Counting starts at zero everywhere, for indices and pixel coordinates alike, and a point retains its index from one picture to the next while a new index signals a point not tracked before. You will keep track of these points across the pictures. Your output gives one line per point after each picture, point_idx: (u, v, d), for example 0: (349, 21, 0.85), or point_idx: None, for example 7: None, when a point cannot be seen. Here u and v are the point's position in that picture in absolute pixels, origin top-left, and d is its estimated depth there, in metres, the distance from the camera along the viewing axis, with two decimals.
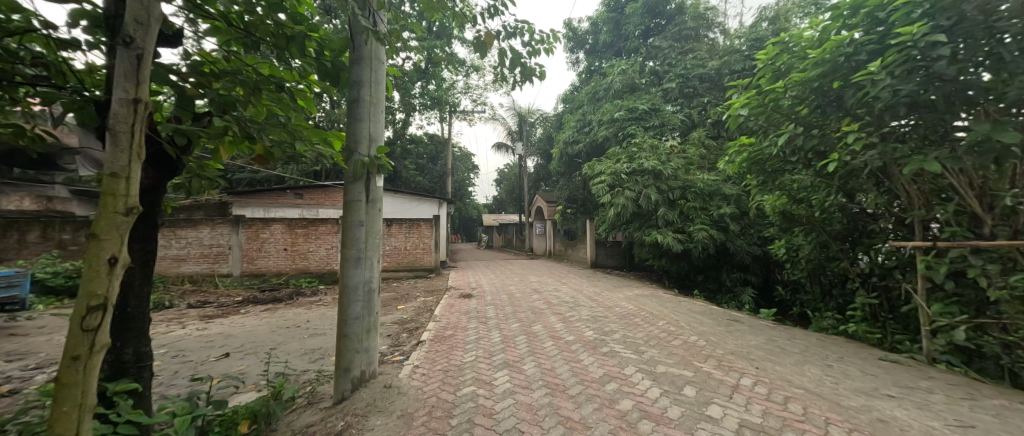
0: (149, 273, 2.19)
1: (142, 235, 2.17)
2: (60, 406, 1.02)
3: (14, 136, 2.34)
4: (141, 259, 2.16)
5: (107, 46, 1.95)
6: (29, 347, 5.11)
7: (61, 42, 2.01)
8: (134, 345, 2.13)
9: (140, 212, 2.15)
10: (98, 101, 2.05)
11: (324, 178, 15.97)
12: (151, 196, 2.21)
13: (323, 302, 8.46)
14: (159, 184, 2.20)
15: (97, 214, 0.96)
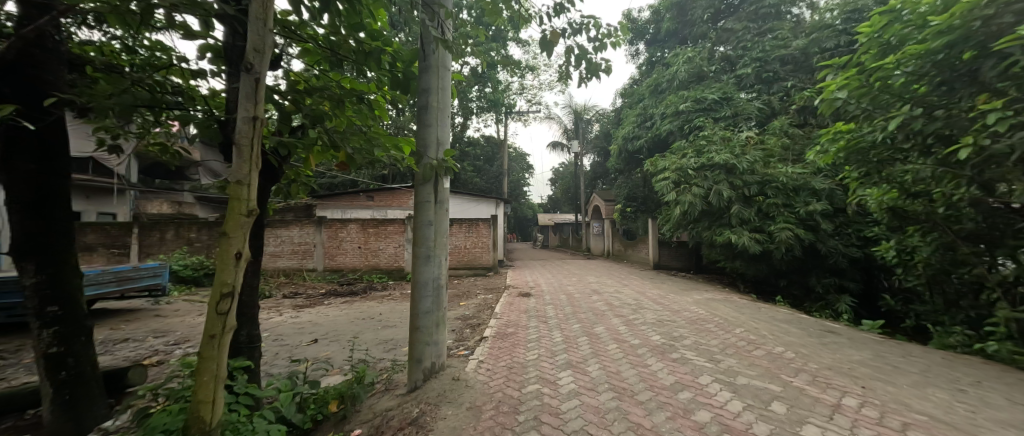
0: (258, 266, 2.53)
1: (253, 233, 2.54)
2: (202, 376, 1.23)
3: (159, 152, 2.87)
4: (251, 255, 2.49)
5: (227, 74, 2.31)
6: (168, 326, 6.23)
7: (191, 72, 2.42)
8: (248, 329, 2.49)
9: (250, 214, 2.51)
10: (220, 120, 2.44)
11: (391, 181, 17.20)
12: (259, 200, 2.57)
13: (392, 296, 9.11)
14: (265, 190, 2.56)
15: (228, 216, 1.14)
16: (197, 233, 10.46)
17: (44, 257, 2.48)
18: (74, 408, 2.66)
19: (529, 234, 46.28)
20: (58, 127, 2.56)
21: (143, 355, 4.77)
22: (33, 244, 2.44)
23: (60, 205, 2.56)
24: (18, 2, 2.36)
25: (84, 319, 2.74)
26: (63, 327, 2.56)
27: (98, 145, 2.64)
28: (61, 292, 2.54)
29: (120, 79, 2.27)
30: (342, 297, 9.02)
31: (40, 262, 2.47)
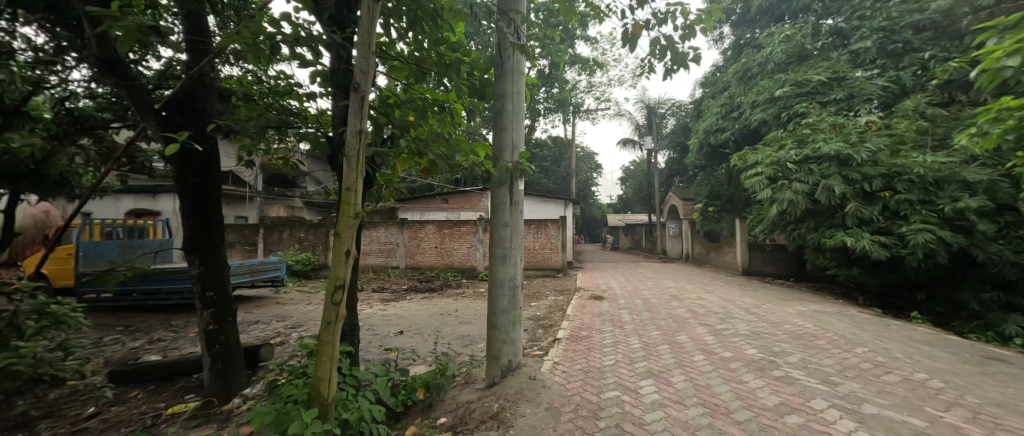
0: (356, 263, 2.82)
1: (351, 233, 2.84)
2: (321, 357, 1.42)
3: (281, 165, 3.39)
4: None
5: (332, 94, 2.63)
6: (286, 313, 7.33)
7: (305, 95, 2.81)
8: (350, 318, 2.81)
9: None
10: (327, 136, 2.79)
11: (463, 185, 18.08)
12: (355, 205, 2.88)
13: (466, 294, 9.55)
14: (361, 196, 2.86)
15: (340, 218, 1.31)
16: (305, 233, 12.07)
17: (204, 253, 3.11)
18: (224, 375, 3.30)
19: (597, 236, 44.90)
20: (213, 147, 3.19)
21: (268, 336, 5.67)
22: (198, 242, 3.09)
23: (214, 210, 3.18)
24: (187, 49, 3.02)
25: (232, 304, 3.36)
26: (217, 308, 3.19)
27: (238, 160, 3.21)
28: (215, 280, 3.17)
29: (256, 105, 2.74)
30: (422, 293, 9.73)
31: (201, 256, 3.10)
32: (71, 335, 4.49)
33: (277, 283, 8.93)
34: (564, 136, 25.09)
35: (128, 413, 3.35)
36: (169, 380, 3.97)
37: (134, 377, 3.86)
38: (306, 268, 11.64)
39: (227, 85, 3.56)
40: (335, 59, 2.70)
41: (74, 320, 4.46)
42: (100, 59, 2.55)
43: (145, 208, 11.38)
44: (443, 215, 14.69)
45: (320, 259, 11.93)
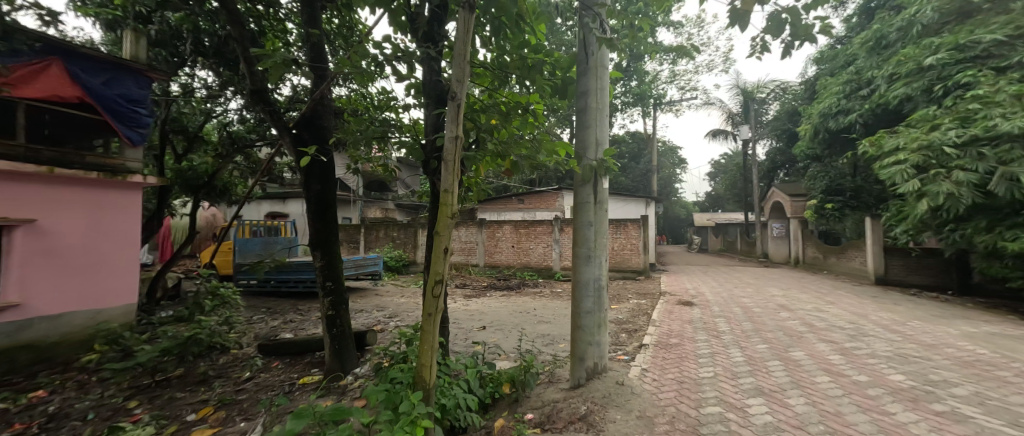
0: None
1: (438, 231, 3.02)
2: (423, 346, 1.56)
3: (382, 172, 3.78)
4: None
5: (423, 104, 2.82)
6: (384, 303, 8.22)
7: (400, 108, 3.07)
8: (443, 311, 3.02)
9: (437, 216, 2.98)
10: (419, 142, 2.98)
11: (538, 185, 18.18)
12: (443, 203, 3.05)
13: (543, 293, 9.57)
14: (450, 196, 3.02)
15: (439, 218, 1.42)
16: (397, 232, 13.31)
17: (324, 248, 3.65)
18: (340, 354, 3.83)
19: (683, 236, 41.37)
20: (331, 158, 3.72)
21: (371, 324, 6.40)
22: (320, 239, 3.63)
23: (332, 212, 3.71)
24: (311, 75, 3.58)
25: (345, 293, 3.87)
26: (335, 296, 3.73)
27: (348, 168, 3.70)
28: (333, 272, 3.69)
29: (362, 120, 3.12)
30: (501, 290, 10.03)
31: (322, 251, 3.64)
32: (233, 313, 5.63)
33: (376, 277, 10.03)
34: (645, 130, 23.58)
35: (273, 379, 4.08)
36: (300, 355, 4.73)
37: (276, 351, 4.68)
38: (399, 264, 12.86)
39: (341, 104, 4.13)
40: (427, 73, 2.93)
41: (234, 301, 5.59)
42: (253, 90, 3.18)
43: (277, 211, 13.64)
44: (519, 214, 14.96)
45: (410, 256, 13.10)
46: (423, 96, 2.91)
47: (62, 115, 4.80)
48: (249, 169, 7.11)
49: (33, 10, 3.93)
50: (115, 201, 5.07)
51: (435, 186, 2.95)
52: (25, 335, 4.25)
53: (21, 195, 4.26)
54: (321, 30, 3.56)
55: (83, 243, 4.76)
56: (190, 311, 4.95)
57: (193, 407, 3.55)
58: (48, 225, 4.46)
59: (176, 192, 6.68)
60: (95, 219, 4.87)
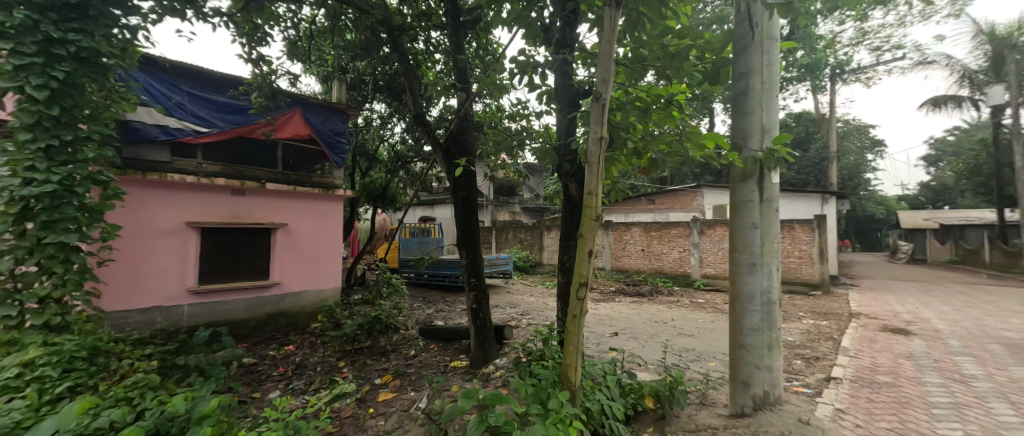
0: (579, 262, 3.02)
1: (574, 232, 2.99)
2: (568, 346, 1.59)
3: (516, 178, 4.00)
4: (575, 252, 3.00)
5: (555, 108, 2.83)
6: (516, 301, 8.73)
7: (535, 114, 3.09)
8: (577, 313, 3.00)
9: (572, 217, 2.96)
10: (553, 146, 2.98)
11: (670, 182, 16.53)
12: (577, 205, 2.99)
13: (681, 303, 8.59)
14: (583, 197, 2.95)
15: (582, 220, 1.44)
16: (525, 234, 13.94)
17: (469, 248, 4.09)
18: (483, 344, 4.23)
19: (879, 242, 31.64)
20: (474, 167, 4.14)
21: (507, 319, 6.87)
22: (466, 239, 4.09)
23: (475, 216, 4.13)
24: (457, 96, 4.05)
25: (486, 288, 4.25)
26: (478, 291, 4.14)
27: (487, 177, 4.06)
28: (476, 270, 4.11)
29: (499, 130, 3.34)
30: (631, 296, 9.44)
31: (468, 250, 4.09)
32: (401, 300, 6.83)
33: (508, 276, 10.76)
34: (816, 107, 18.93)
35: (431, 359, 4.78)
36: (450, 341, 5.41)
37: (432, 335, 5.47)
38: (528, 264, 13.47)
39: (480, 118, 4.59)
40: (559, 79, 3.00)
41: (401, 290, 6.79)
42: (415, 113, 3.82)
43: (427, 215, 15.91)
44: (649, 216, 13.84)
45: (537, 257, 13.56)
46: (555, 102, 2.97)
47: (297, 149, 6.62)
48: (409, 181, 8.54)
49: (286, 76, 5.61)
50: (330, 210, 6.75)
51: (566, 188, 2.97)
52: (281, 305, 6.07)
53: (280, 206, 6.08)
54: (466, 56, 4.06)
55: (311, 241, 6.49)
56: (373, 296, 6.23)
57: (378, 373, 4.43)
58: (294, 228, 6.25)
59: (362, 201, 8.51)
60: (318, 223, 6.59)
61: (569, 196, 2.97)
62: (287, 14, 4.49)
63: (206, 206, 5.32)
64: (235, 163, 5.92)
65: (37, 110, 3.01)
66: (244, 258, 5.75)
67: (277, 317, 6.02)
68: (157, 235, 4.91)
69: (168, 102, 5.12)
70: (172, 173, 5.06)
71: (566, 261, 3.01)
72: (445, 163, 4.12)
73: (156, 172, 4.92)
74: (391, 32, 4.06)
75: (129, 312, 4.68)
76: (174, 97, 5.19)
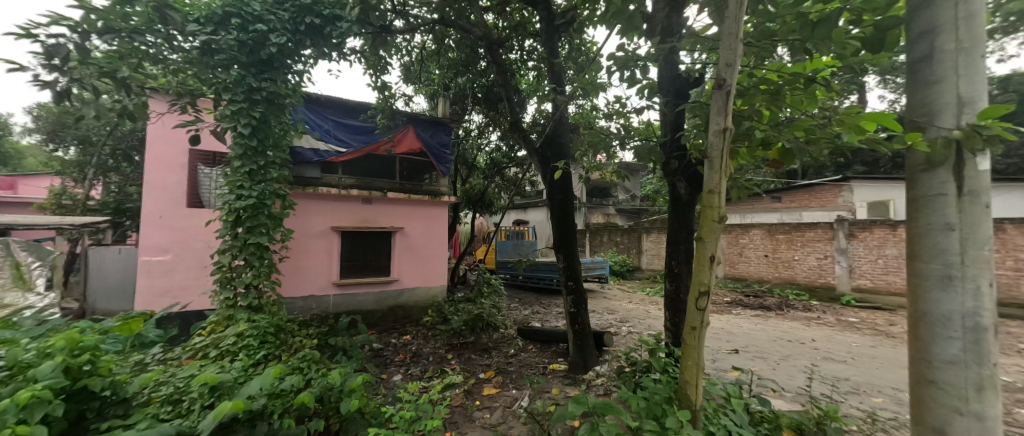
0: (692, 269, 2.74)
1: (684, 236, 2.72)
2: (686, 360, 1.45)
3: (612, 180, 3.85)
4: (686, 257, 2.72)
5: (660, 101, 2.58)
6: (614, 307, 8.35)
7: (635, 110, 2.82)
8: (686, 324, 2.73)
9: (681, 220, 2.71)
10: (660, 144, 2.73)
11: (802, 177, 13.98)
12: (686, 207, 2.70)
13: (823, 320, 7.15)
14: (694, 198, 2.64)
15: (700, 222, 1.31)
16: (621, 237, 13.25)
17: (566, 251, 4.06)
18: (583, 350, 4.14)
19: None
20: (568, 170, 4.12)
21: (606, 325, 6.62)
22: (562, 242, 4.07)
23: (571, 219, 4.10)
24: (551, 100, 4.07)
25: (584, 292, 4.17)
26: (576, 295, 4.09)
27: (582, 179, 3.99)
28: (574, 273, 4.07)
29: (596, 131, 3.23)
30: (752, 309, 8.20)
31: (564, 253, 4.07)
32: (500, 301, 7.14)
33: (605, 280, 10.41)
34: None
35: (530, 360, 4.86)
36: (548, 343, 5.43)
37: (530, 336, 5.57)
38: (627, 269, 12.77)
39: (575, 119, 4.55)
40: (663, 70, 2.80)
41: (500, 291, 7.11)
42: (511, 122, 4.02)
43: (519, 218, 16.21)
44: (775, 216, 11.60)
45: (635, 261, 12.77)
46: (659, 94, 2.76)
47: (410, 162, 7.41)
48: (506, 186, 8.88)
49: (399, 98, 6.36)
50: (438, 215, 7.43)
51: (673, 187, 2.73)
52: (399, 299, 6.88)
53: (399, 212, 6.94)
54: (561, 59, 4.10)
55: (423, 243, 7.23)
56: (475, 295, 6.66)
57: (482, 368, 4.68)
58: (409, 231, 7.05)
59: (464, 207, 9.15)
60: (429, 227, 7.32)
61: (677, 196, 2.71)
62: (403, 43, 5.12)
63: (345, 213, 6.37)
64: (365, 176, 6.94)
65: (244, 142, 4.21)
66: (372, 257, 6.70)
67: (397, 310, 6.84)
68: (312, 238, 6.06)
69: (319, 131, 6.28)
70: (322, 186, 6.19)
71: (674, 267, 2.76)
72: (541, 167, 4.19)
73: (311, 186, 6.08)
74: (490, 46, 4.30)
75: (295, 298, 5.87)
76: (324, 124, 6.35)
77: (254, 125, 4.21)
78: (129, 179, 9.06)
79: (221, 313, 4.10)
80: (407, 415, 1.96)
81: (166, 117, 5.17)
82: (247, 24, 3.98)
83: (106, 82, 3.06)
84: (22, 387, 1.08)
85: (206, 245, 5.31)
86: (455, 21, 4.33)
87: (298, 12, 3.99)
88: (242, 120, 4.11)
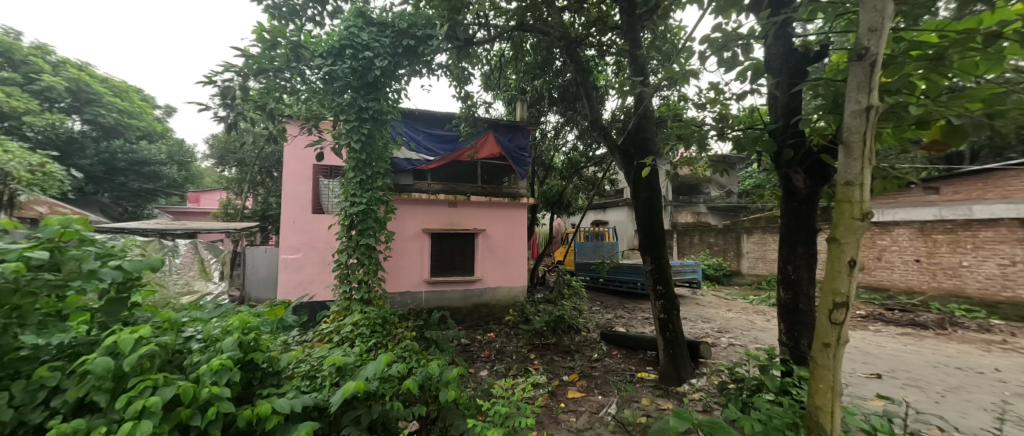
0: (813, 275, 2.34)
1: (803, 237, 2.34)
2: (818, 381, 1.24)
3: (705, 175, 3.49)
4: (806, 261, 2.33)
5: (770, 82, 2.25)
6: (710, 315, 7.57)
7: (735, 95, 2.49)
8: (808, 339, 2.34)
9: (800, 218, 2.33)
10: (770, 131, 2.37)
11: (968, 161, 11.05)
12: (806, 204, 2.31)
13: (1012, 346, 5.52)
14: (816, 192, 2.25)
15: (835, 220, 1.11)
16: (715, 238, 11.93)
17: (654, 253, 3.81)
18: (676, 360, 3.83)
19: None
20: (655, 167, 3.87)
21: (701, 335, 6.04)
22: (649, 244, 3.82)
23: (659, 218, 3.83)
24: (633, 94, 3.86)
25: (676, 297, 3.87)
26: (666, 301, 3.80)
27: (670, 175, 3.70)
28: (663, 277, 3.79)
29: (686, 122, 2.96)
30: (897, 326, 6.69)
31: (652, 255, 3.81)
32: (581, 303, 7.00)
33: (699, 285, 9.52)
34: None
35: (616, 366, 4.66)
36: (635, 350, 5.14)
37: (615, 341, 5.34)
38: (725, 273, 11.47)
39: (660, 112, 4.25)
40: (771, 47, 2.47)
41: (580, 293, 6.98)
42: (591, 120, 3.98)
43: (599, 219, 15.63)
44: (929, 212, 8.61)
45: (734, 265, 11.42)
46: (767, 75, 2.43)
47: (491, 167, 7.68)
48: (584, 186, 8.82)
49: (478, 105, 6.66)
50: (519, 216, 7.59)
51: (787, 180, 2.38)
52: (483, 297, 7.19)
53: (482, 214, 7.25)
54: (644, 49, 3.88)
55: (504, 244, 7.45)
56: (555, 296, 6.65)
57: (566, 371, 4.62)
58: (491, 232, 7.32)
59: (543, 208, 9.17)
60: (510, 228, 7.50)
61: (793, 191, 2.35)
62: (483, 53, 5.36)
63: (435, 216, 6.89)
64: (451, 181, 7.41)
65: (356, 157, 4.84)
66: (459, 257, 7.12)
67: (482, 307, 7.16)
68: (408, 239, 6.68)
69: (412, 142, 6.90)
70: (415, 192, 6.79)
71: (790, 273, 2.39)
72: (624, 164, 4.00)
73: (407, 193, 6.71)
74: (567, 45, 4.26)
75: (394, 293, 6.52)
76: (416, 136, 6.96)
77: (363, 140, 4.79)
78: (271, 192, 11.02)
79: (341, 304, 4.75)
80: (500, 410, 2.03)
81: (298, 138, 6.20)
82: (357, 52, 4.54)
83: (257, 113, 3.77)
84: (214, 355, 1.38)
85: (329, 245, 6.19)
86: (533, 24, 4.37)
87: (397, 36, 4.47)
88: (354, 136, 4.72)
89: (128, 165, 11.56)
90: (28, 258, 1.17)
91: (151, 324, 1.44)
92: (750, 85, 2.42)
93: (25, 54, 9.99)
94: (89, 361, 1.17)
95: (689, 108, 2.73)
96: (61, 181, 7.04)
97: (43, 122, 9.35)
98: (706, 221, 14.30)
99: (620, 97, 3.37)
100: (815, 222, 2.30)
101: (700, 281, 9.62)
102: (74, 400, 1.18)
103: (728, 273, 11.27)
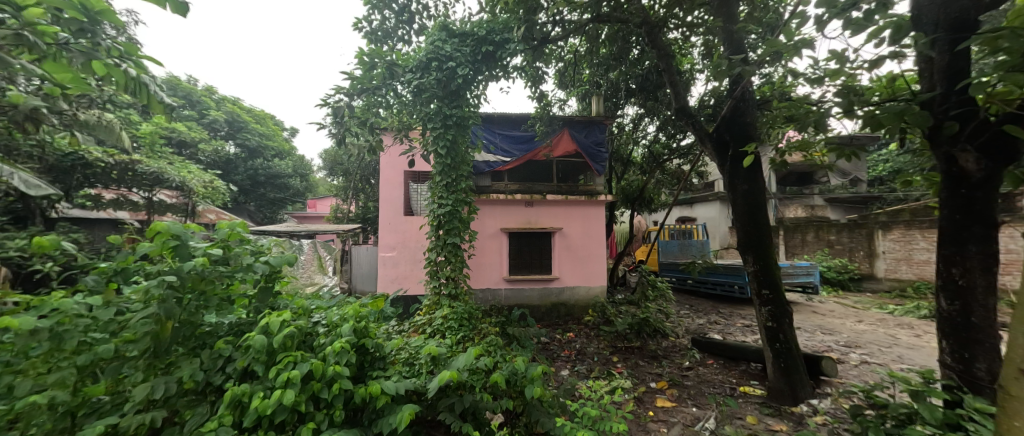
0: (994, 280, 1.82)
1: (978, 232, 1.84)
2: (1013, 420, 0.94)
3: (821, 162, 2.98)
4: (982, 263, 1.83)
5: (921, 43, 1.83)
6: (833, 325, 6.41)
7: (867, 64, 2.07)
8: (987, 362, 1.83)
9: (973, 211, 1.84)
10: (923, 102, 1.91)
11: None
12: (982, 190, 1.81)
13: None
14: (995, 175, 1.76)
15: None
16: (838, 235, 10.08)
17: (757, 252, 3.36)
18: (788, 375, 3.34)
19: None
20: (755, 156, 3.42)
21: (820, 348, 5.17)
22: (750, 242, 3.39)
23: (763, 212, 3.37)
24: (728, 75, 3.47)
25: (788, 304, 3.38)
26: (773, 307, 3.34)
27: (776, 164, 3.24)
28: (770, 280, 3.33)
29: (796, 101, 2.56)
30: None
31: (754, 254, 3.37)
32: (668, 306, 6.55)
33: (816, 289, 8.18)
34: None
35: (712, 377, 4.23)
36: (734, 361, 4.58)
37: (710, 349, 4.84)
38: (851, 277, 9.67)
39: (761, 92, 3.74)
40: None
41: (667, 295, 6.51)
42: (677, 110, 3.72)
43: (687, 215, 14.33)
44: None
45: (864, 266, 9.55)
46: (916, 33, 1.97)
47: (569, 164, 7.61)
48: (669, 181, 8.19)
49: (553, 103, 6.64)
50: (598, 214, 7.35)
51: (948, 161, 1.89)
52: (563, 296, 7.14)
53: (559, 212, 7.20)
54: (741, 23, 3.47)
55: (583, 242, 7.27)
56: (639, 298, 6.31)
57: (653, 377, 4.35)
58: (568, 231, 7.22)
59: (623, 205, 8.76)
60: (588, 227, 7.30)
61: (961, 175, 1.85)
62: (557, 50, 5.31)
63: (513, 215, 7.04)
64: (528, 181, 7.55)
65: (442, 161, 5.21)
66: (538, 257, 7.19)
67: (562, 306, 7.13)
68: (489, 238, 6.95)
69: (491, 145, 7.16)
70: (493, 193, 7.04)
71: (957, 277, 1.90)
72: (720, 155, 3.60)
73: (487, 194, 7.01)
74: (647, 30, 4.00)
75: (477, 290, 6.85)
76: (493, 140, 7.17)
77: (448, 146, 5.16)
78: (370, 197, 12.35)
79: (432, 298, 5.14)
80: (590, 412, 1.98)
81: (393, 148, 6.90)
82: (442, 63, 4.72)
83: (360, 128, 4.32)
84: (335, 339, 1.60)
85: (420, 244, 6.75)
86: (611, 13, 4.17)
87: (476, 44, 4.64)
88: (441, 143, 5.10)
89: (266, 179, 13.99)
90: (208, 254, 1.49)
91: (290, 310, 1.73)
92: (890, 48, 1.99)
93: (199, 95, 13.05)
94: (250, 339, 1.45)
95: (800, 83, 2.35)
96: (224, 193, 8.83)
97: (210, 147, 11.85)
98: (825, 215, 12.16)
99: (711, 79, 3.05)
100: (994, 214, 1.79)
101: (816, 285, 8.26)
102: (240, 368, 1.46)
103: (855, 276, 9.47)
